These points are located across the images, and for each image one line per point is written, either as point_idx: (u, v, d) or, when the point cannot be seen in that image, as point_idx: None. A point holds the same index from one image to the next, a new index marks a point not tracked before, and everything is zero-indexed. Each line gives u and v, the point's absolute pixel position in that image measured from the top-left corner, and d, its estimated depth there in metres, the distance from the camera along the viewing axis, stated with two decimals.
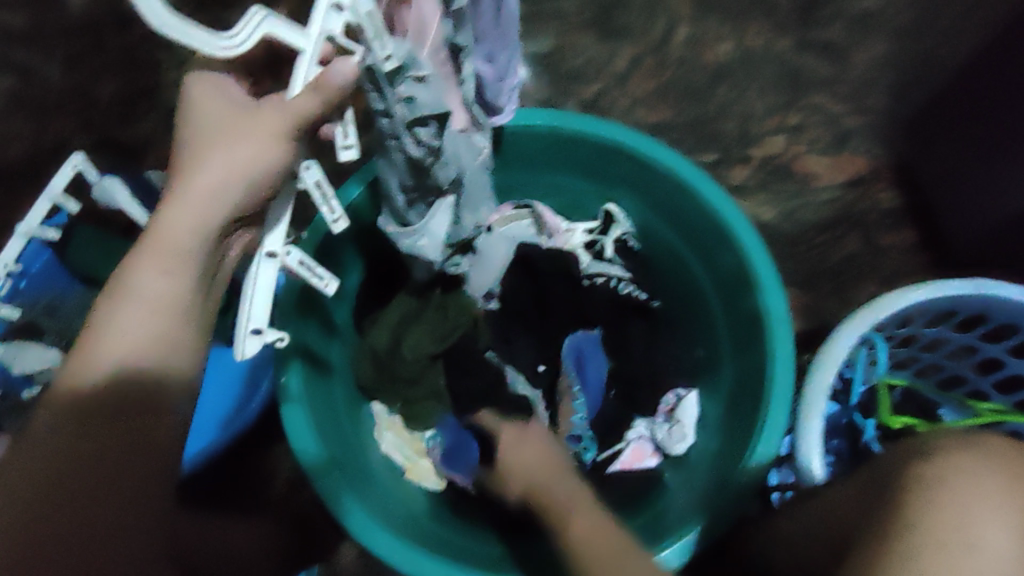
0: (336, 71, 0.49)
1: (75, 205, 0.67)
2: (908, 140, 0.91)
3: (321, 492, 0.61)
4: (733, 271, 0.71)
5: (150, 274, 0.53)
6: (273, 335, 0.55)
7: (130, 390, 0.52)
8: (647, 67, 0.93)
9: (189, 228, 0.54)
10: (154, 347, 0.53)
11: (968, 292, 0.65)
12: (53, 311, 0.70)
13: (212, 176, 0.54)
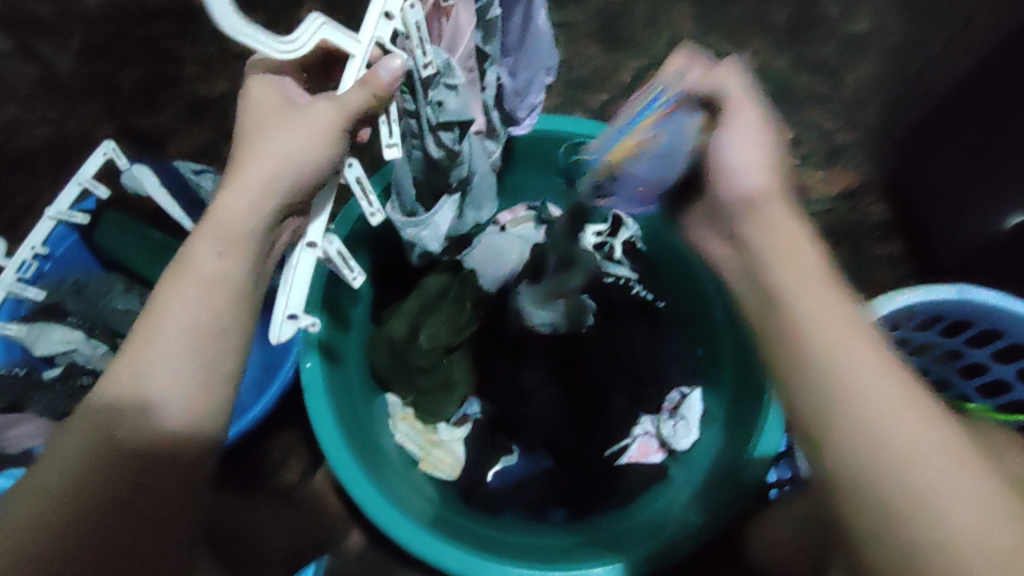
0: (384, 67, 0.50)
1: (104, 190, 0.67)
2: (896, 155, 0.95)
3: (340, 478, 0.61)
4: (736, 282, 0.71)
5: (205, 254, 0.50)
6: (308, 322, 0.52)
7: (184, 373, 0.47)
8: (651, 78, 0.97)
9: (244, 212, 0.51)
10: (206, 343, 0.49)
11: (951, 298, 0.67)
12: (79, 290, 0.67)
13: (265, 162, 0.51)
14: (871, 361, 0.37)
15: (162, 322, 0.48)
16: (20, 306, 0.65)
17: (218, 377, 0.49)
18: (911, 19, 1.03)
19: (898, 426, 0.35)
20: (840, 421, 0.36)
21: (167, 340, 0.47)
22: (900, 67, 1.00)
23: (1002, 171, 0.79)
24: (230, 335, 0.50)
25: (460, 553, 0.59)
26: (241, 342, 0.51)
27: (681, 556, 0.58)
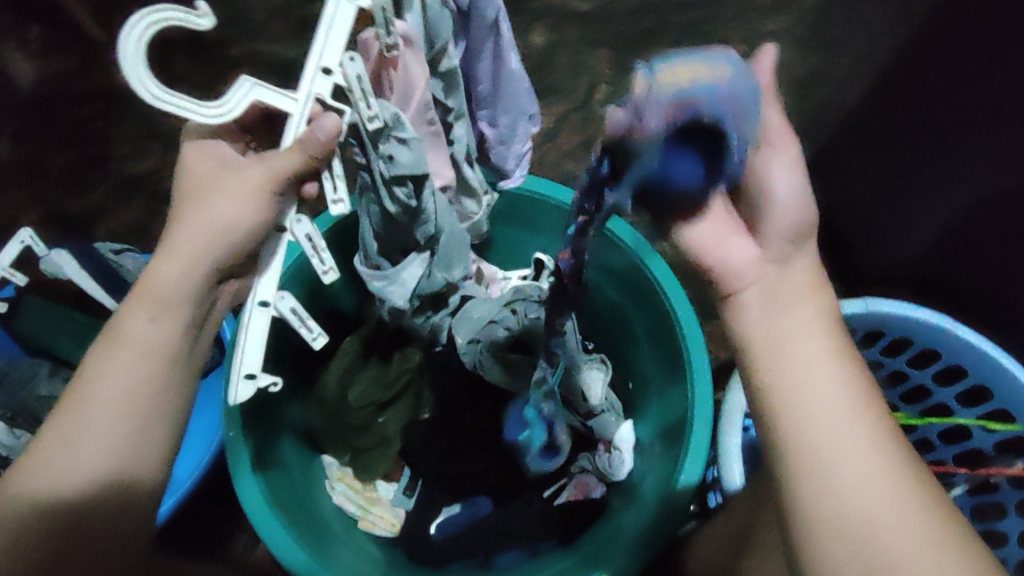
0: (321, 126, 0.49)
1: (21, 276, 0.67)
2: (814, 179, 0.99)
3: (271, 548, 0.60)
4: (655, 314, 0.72)
5: (139, 320, 0.51)
6: (265, 380, 0.53)
7: (114, 434, 0.48)
8: (573, 122, 1.01)
9: (178, 277, 0.52)
10: (138, 413, 0.49)
11: (859, 311, 0.70)
12: (2, 380, 0.67)
13: (200, 229, 0.52)
14: (850, 394, 0.40)
15: (90, 395, 0.48)
16: None
17: (151, 436, 0.50)
18: (820, 49, 1.08)
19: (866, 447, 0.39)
20: (809, 435, 0.40)
21: (100, 411, 0.48)
22: (810, 95, 1.06)
23: (915, 186, 0.83)
24: (164, 399, 0.51)
25: None
26: (176, 408, 0.52)
27: None
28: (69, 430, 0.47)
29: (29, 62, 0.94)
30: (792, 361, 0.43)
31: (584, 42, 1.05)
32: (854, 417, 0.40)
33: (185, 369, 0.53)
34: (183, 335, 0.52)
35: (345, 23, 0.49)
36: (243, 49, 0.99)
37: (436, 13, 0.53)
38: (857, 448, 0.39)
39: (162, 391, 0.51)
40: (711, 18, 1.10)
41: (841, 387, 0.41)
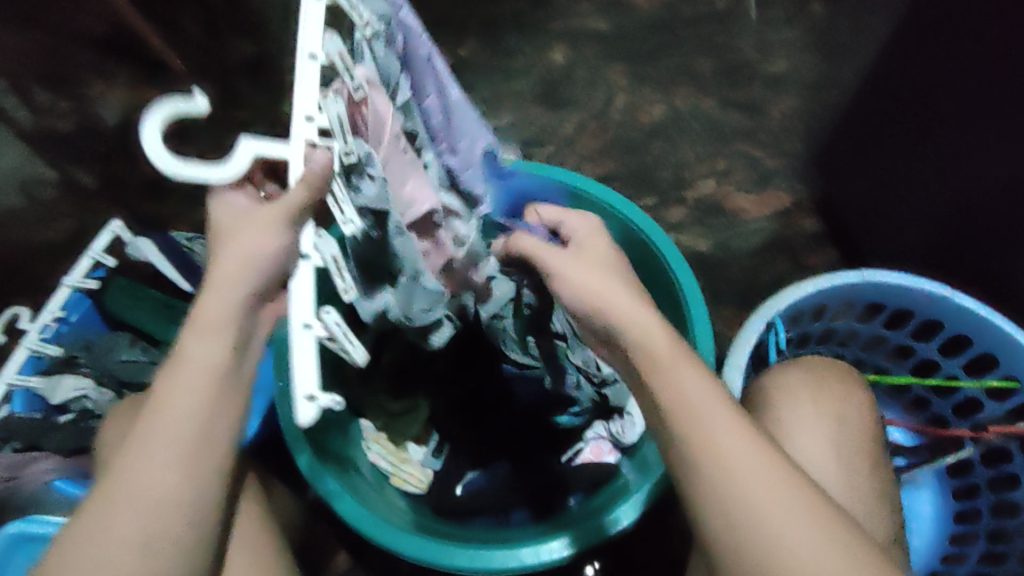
0: (314, 160, 0.43)
1: (110, 260, 0.79)
2: (823, 176, 1.04)
3: (322, 492, 0.67)
4: (662, 284, 0.84)
5: (195, 347, 0.44)
6: (329, 400, 0.39)
7: (164, 486, 0.42)
8: (591, 129, 1.09)
9: (230, 305, 0.44)
10: (178, 482, 0.42)
11: (856, 280, 0.71)
12: (89, 348, 0.78)
13: (241, 254, 0.44)
14: (779, 469, 0.44)
15: (127, 469, 0.42)
16: (43, 360, 0.77)
17: (207, 479, 0.43)
18: (825, 58, 1.14)
19: (805, 521, 0.43)
20: (748, 515, 0.43)
21: (131, 492, 0.42)
22: (819, 98, 1.12)
23: (921, 170, 0.87)
24: (207, 463, 0.43)
25: (438, 548, 0.63)
26: (224, 463, 0.45)
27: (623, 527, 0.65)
28: (106, 506, 0.42)
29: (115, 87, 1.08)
30: (723, 445, 0.45)
31: (601, 58, 1.14)
32: (786, 497, 0.43)
33: (235, 408, 0.45)
34: (225, 380, 0.44)
35: (313, 79, 0.43)
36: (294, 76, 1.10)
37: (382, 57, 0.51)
38: (798, 528, 0.42)
39: (201, 446, 0.43)
40: (722, 32, 1.17)
41: (773, 460, 0.45)
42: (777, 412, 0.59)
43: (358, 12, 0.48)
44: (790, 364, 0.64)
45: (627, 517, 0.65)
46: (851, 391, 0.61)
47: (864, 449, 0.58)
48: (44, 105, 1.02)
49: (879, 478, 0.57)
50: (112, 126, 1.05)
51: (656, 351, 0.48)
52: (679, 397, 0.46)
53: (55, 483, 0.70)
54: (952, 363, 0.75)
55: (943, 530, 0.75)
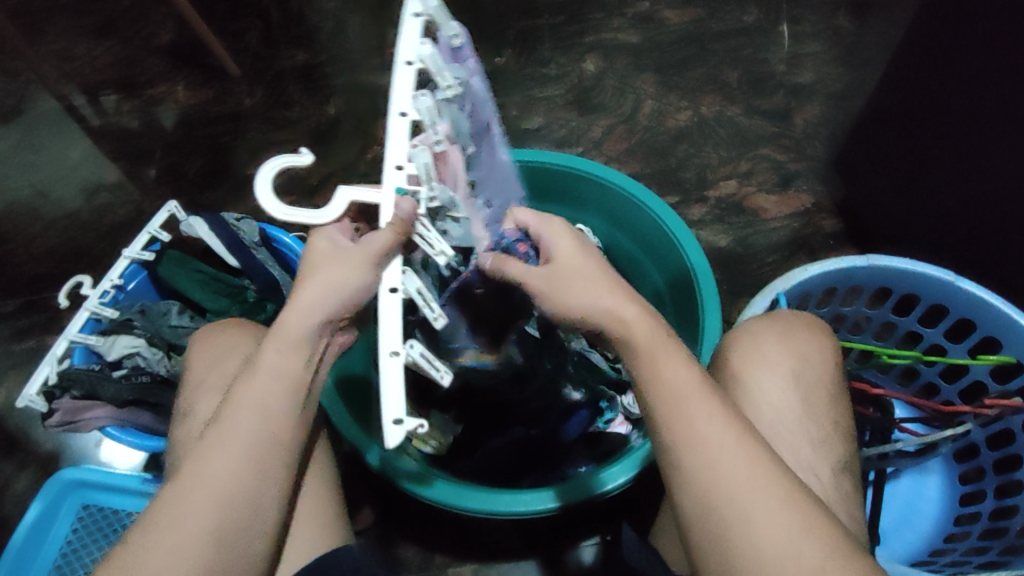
0: (399, 206, 0.53)
1: (165, 235, 0.86)
2: (845, 178, 1.07)
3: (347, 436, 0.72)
4: (678, 268, 0.87)
5: (277, 354, 0.51)
6: (414, 422, 0.48)
7: (243, 466, 0.48)
8: (619, 132, 1.14)
9: (310, 320, 0.52)
10: (251, 477, 0.48)
11: (861, 264, 0.78)
12: (144, 314, 0.84)
13: (324, 280, 0.52)
14: (749, 450, 0.47)
15: (206, 460, 0.48)
16: (102, 323, 0.84)
17: (278, 466, 0.50)
18: (850, 69, 1.18)
19: (765, 501, 0.45)
20: (716, 494, 0.46)
21: (208, 481, 0.47)
22: (842, 107, 1.15)
23: (938, 169, 0.89)
24: (274, 464, 0.50)
25: (458, 495, 0.69)
26: (288, 465, 0.51)
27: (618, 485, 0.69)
28: (184, 491, 0.47)
29: (176, 88, 1.17)
30: (694, 425, 0.48)
31: (631, 67, 1.19)
32: (755, 479, 0.46)
33: (307, 412, 0.53)
34: (300, 396, 0.52)
35: (402, 134, 0.55)
36: (341, 80, 1.16)
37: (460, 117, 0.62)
38: (762, 505, 0.45)
39: (272, 450, 0.50)
40: (749, 45, 1.21)
41: (743, 443, 0.48)
42: (748, 350, 0.61)
43: (444, 78, 0.57)
44: (771, 316, 0.66)
45: (618, 476, 0.70)
46: (814, 334, 0.63)
47: (825, 382, 0.61)
48: (114, 108, 1.15)
49: (837, 407, 0.60)
50: (171, 125, 1.14)
51: (639, 345, 0.52)
52: (656, 381, 0.51)
53: (107, 430, 0.78)
54: (959, 347, 0.80)
55: (950, 512, 0.83)
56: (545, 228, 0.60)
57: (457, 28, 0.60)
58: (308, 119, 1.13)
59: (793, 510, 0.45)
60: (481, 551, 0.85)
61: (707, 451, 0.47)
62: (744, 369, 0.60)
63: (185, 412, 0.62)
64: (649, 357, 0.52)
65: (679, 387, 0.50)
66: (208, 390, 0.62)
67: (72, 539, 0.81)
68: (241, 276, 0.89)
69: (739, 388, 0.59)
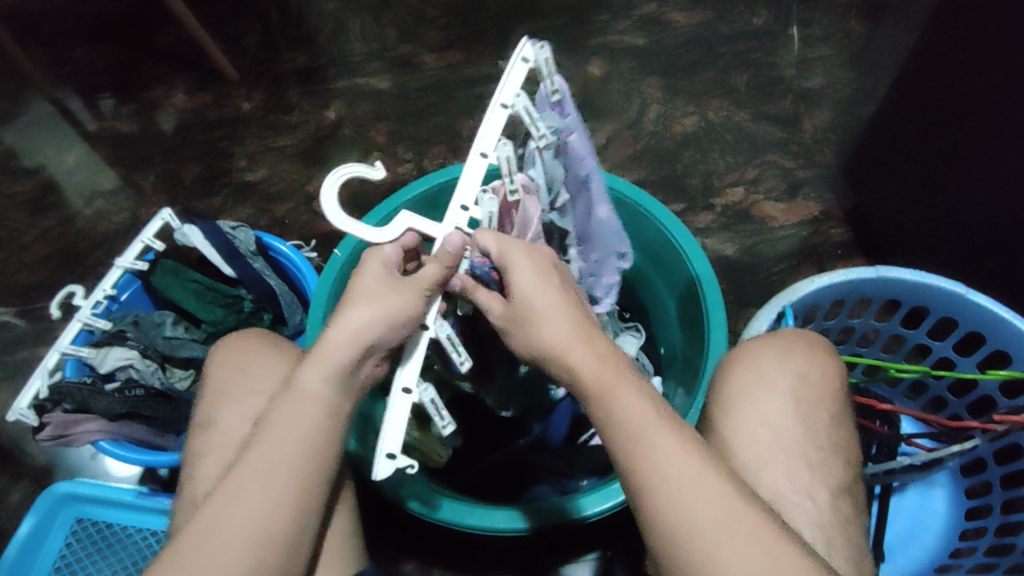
0: (450, 241, 0.53)
1: (159, 244, 0.84)
2: (855, 185, 1.04)
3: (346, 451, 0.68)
4: (681, 276, 0.85)
5: (317, 378, 0.50)
6: (405, 461, 0.51)
7: (282, 494, 0.48)
8: (624, 138, 1.11)
9: (354, 348, 0.50)
10: (291, 514, 0.48)
11: (869, 276, 0.76)
12: (138, 324, 0.83)
13: (382, 307, 0.50)
14: (712, 484, 0.45)
15: (244, 493, 0.47)
16: (94, 334, 0.82)
17: (315, 494, 0.49)
18: (861, 74, 1.15)
19: (734, 535, 0.43)
20: (682, 535, 0.44)
21: (241, 516, 0.47)
22: (852, 113, 1.12)
23: (949, 178, 0.87)
24: (313, 498, 0.49)
25: (464, 514, 0.68)
26: (322, 500, 0.50)
27: (586, 515, 0.66)
28: (216, 524, 0.46)
29: (174, 92, 1.16)
30: (656, 462, 0.46)
31: (637, 71, 1.16)
32: (723, 513, 0.44)
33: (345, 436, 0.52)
34: (337, 424, 0.51)
35: (478, 176, 0.55)
36: (341, 84, 1.14)
37: (553, 168, 0.64)
38: (728, 542, 0.43)
39: (312, 486, 0.49)
40: (758, 48, 1.19)
41: (707, 477, 0.46)
42: (743, 371, 0.59)
43: (536, 128, 0.55)
44: (770, 333, 0.64)
45: (593, 505, 0.67)
46: (818, 351, 0.60)
47: (826, 401, 0.58)
48: (111, 112, 1.14)
49: (840, 427, 0.58)
50: (169, 130, 1.12)
51: (591, 381, 0.49)
52: (611, 422, 0.48)
53: (101, 444, 0.74)
54: (968, 361, 0.78)
55: (955, 527, 0.80)
56: (508, 258, 0.53)
57: (559, 84, 0.58)
58: (307, 123, 1.11)
59: (766, 547, 0.43)
60: (480, 566, 0.83)
61: (668, 488, 0.45)
62: (738, 389, 0.58)
63: (203, 420, 0.61)
64: (601, 392, 0.49)
65: (638, 419, 0.48)
66: (229, 401, 0.60)
67: (66, 553, 0.79)
68: (235, 287, 0.88)
69: (734, 408, 0.57)
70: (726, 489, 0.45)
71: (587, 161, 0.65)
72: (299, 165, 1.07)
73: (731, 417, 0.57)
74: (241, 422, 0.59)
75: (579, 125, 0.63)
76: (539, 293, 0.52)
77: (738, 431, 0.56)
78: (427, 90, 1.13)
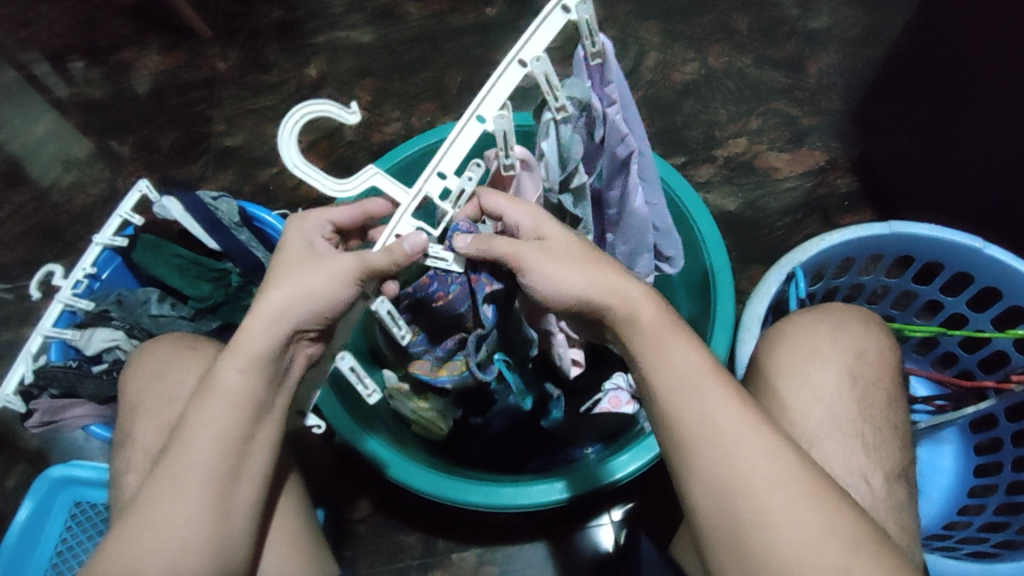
0: (408, 242, 0.49)
1: (138, 218, 0.80)
2: (862, 133, 1.00)
3: (345, 438, 0.68)
4: (684, 235, 0.82)
5: (229, 369, 0.47)
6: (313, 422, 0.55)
7: (207, 492, 0.45)
8: None
9: (268, 331, 0.47)
10: (214, 522, 0.45)
11: (883, 232, 0.73)
12: (121, 303, 0.80)
13: (287, 293, 0.48)
14: (767, 441, 0.43)
15: (159, 500, 0.44)
16: (77, 315, 0.80)
17: (237, 489, 0.46)
18: (866, 12, 1.09)
19: (785, 491, 0.41)
20: (733, 489, 0.41)
21: (166, 519, 0.44)
22: (857, 54, 1.07)
23: (960, 124, 0.83)
24: (235, 502, 0.46)
25: (454, 489, 0.66)
26: (252, 505, 0.47)
27: (613, 481, 0.66)
28: (132, 536, 0.44)
29: (143, 52, 1.10)
30: (708, 412, 0.43)
31: (632, 16, 1.10)
32: (773, 473, 0.41)
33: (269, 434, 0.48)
34: (262, 415, 0.48)
35: (468, 142, 0.50)
36: (322, 38, 1.08)
37: (570, 140, 0.53)
38: (781, 498, 0.41)
39: (232, 488, 0.46)
40: None
41: (761, 434, 0.43)
42: (791, 346, 0.59)
43: (555, 95, 0.50)
44: (814, 308, 0.63)
45: (621, 470, 0.66)
46: (871, 327, 0.60)
47: (881, 380, 0.58)
48: (82, 78, 1.09)
49: (896, 408, 0.57)
50: (144, 93, 1.07)
51: (646, 335, 0.47)
52: (664, 369, 0.45)
53: (91, 428, 0.75)
54: (982, 316, 0.76)
55: (964, 484, 0.80)
56: (524, 216, 0.52)
57: (600, 43, 0.51)
58: (288, 81, 1.05)
59: (816, 505, 0.41)
60: (486, 535, 0.83)
61: (723, 440, 0.42)
62: (793, 367, 0.57)
63: (125, 437, 0.58)
64: (658, 345, 0.46)
65: (693, 368, 0.45)
66: (146, 413, 0.58)
67: (66, 537, 0.78)
68: (221, 259, 0.84)
69: (791, 384, 0.56)
70: (780, 445, 0.43)
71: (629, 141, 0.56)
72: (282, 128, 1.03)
73: (786, 391, 0.56)
74: (160, 433, 0.57)
75: (619, 97, 0.55)
76: (583, 254, 0.50)
77: (794, 408, 0.55)
78: (412, 42, 1.07)
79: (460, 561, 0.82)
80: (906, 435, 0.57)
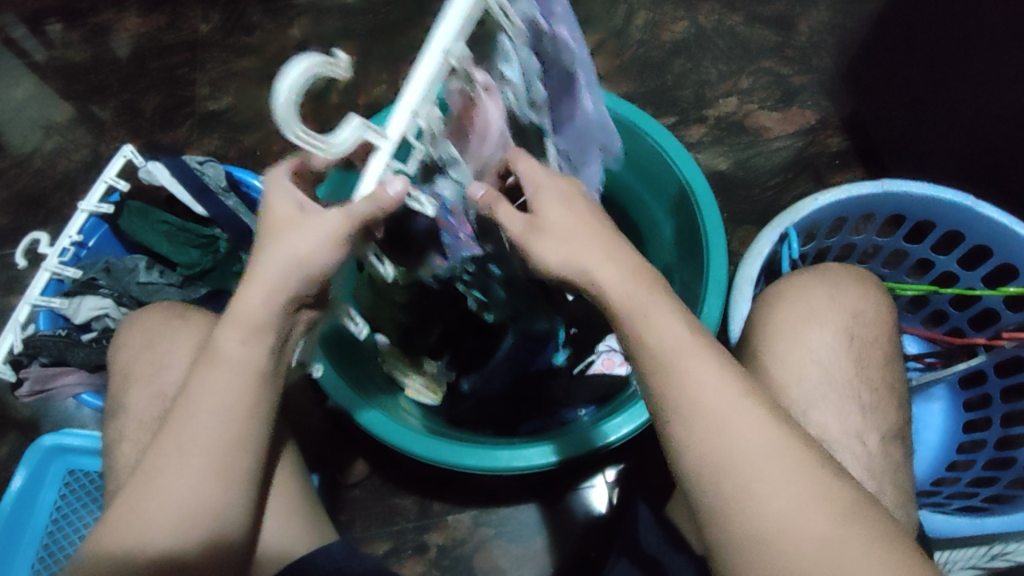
0: (390, 186, 0.46)
1: (124, 184, 0.79)
2: (852, 92, 1.00)
3: (341, 404, 0.68)
4: (677, 196, 0.81)
5: (228, 340, 0.46)
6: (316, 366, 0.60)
7: (208, 461, 0.45)
8: (609, 48, 1.05)
9: (266, 300, 0.46)
10: (217, 490, 0.45)
11: (877, 191, 0.73)
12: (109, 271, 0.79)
13: (276, 260, 0.47)
14: (752, 413, 0.43)
15: (163, 468, 0.45)
16: (65, 283, 0.79)
17: (238, 458, 0.46)
18: None
19: (771, 462, 0.42)
20: (720, 459, 0.42)
21: (168, 487, 0.45)
22: (848, 11, 1.06)
23: (951, 82, 0.83)
24: (236, 471, 0.46)
25: (451, 454, 0.66)
26: (252, 471, 0.47)
27: (608, 444, 0.66)
28: (137, 504, 0.45)
29: (120, 13, 1.06)
30: (694, 385, 0.43)
31: None
32: (759, 444, 0.42)
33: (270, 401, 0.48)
34: (262, 384, 0.47)
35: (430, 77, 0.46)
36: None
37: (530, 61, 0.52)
38: (766, 470, 0.41)
39: (233, 458, 0.46)
40: None
41: (748, 405, 0.43)
42: (787, 306, 0.59)
43: (509, 17, 0.48)
44: (810, 268, 0.63)
45: (615, 432, 0.66)
46: (866, 286, 0.60)
47: (877, 340, 0.58)
48: (59, 40, 1.06)
49: (890, 366, 0.58)
50: (124, 56, 1.04)
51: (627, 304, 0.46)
52: (648, 342, 0.45)
53: (81, 396, 0.74)
54: (972, 275, 0.76)
55: (953, 439, 0.81)
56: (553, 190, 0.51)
57: None
58: (271, 43, 1.03)
59: (802, 475, 0.41)
60: (481, 498, 0.84)
61: (709, 414, 0.43)
62: (788, 326, 0.58)
63: (118, 403, 0.58)
64: (643, 315, 0.45)
65: (680, 341, 0.45)
66: (138, 381, 0.58)
67: (61, 504, 0.79)
68: (208, 225, 0.83)
69: (786, 343, 0.57)
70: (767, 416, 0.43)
71: (578, 57, 0.55)
72: (267, 91, 1.01)
73: (781, 351, 0.56)
74: (155, 400, 0.57)
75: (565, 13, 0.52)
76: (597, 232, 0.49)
77: (789, 367, 0.56)
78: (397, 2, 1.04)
79: (456, 522, 0.83)
80: (899, 394, 0.58)
